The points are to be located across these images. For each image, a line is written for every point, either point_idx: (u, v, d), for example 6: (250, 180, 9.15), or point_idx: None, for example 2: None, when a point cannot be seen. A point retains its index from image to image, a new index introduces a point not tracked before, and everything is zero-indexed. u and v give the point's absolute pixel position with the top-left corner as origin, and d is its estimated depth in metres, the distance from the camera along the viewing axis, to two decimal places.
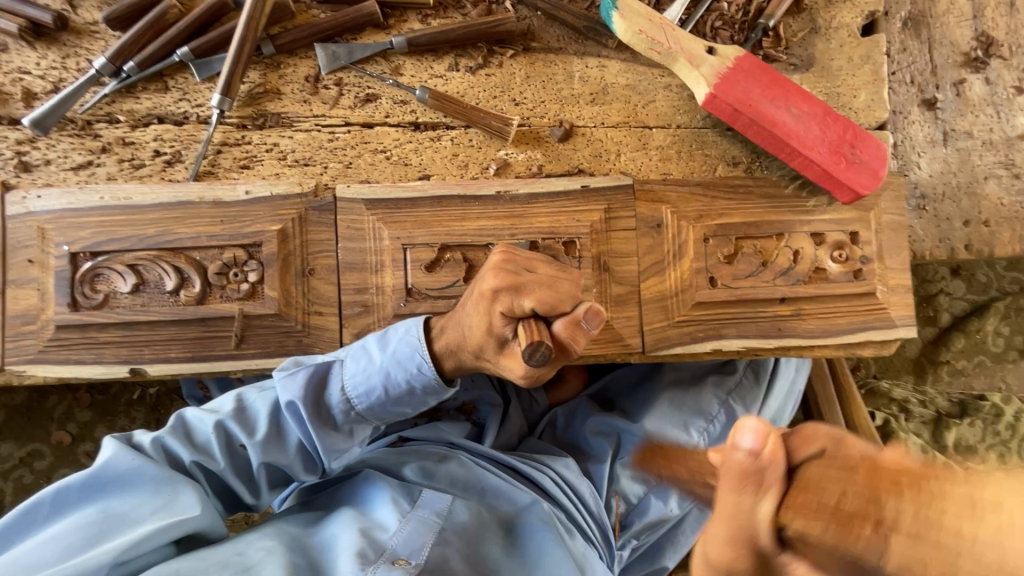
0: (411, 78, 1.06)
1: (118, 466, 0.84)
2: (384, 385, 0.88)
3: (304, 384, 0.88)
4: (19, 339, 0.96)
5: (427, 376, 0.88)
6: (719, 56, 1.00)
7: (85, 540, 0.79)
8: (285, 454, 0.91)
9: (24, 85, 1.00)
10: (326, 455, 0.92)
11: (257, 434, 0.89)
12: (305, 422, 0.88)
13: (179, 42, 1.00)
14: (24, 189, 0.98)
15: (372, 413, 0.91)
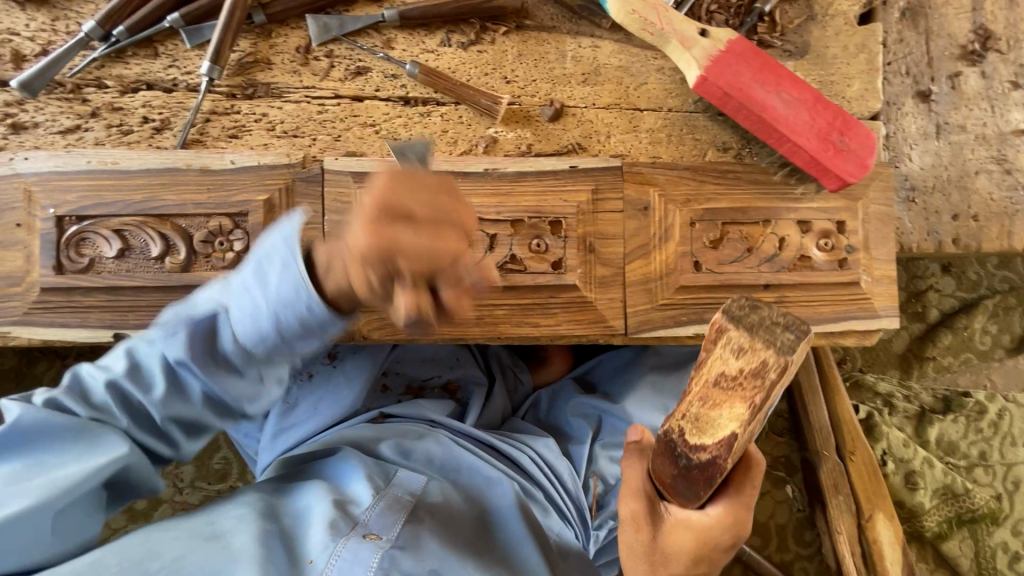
0: (403, 52, 1.06)
1: (29, 422, 0.78)
2: (278, 330, 0.74)
3: (185, 346, 0.76)
4: (4, 300, 0.96)
5: (320, 306, 0.72)
6: (711, 39, 1.00)
7: (6, 497, 0.76)
8: (193, 407, 0.81)
9: (13, 46, 0.99)
10: (233, 400, 0.80)
11: (157, 390, 0.78)
12: (204, 374, 0.77)
13: (169, 8, 1.00)
14: (11, 151, 0.98)
15: (269, 348, 0.76)
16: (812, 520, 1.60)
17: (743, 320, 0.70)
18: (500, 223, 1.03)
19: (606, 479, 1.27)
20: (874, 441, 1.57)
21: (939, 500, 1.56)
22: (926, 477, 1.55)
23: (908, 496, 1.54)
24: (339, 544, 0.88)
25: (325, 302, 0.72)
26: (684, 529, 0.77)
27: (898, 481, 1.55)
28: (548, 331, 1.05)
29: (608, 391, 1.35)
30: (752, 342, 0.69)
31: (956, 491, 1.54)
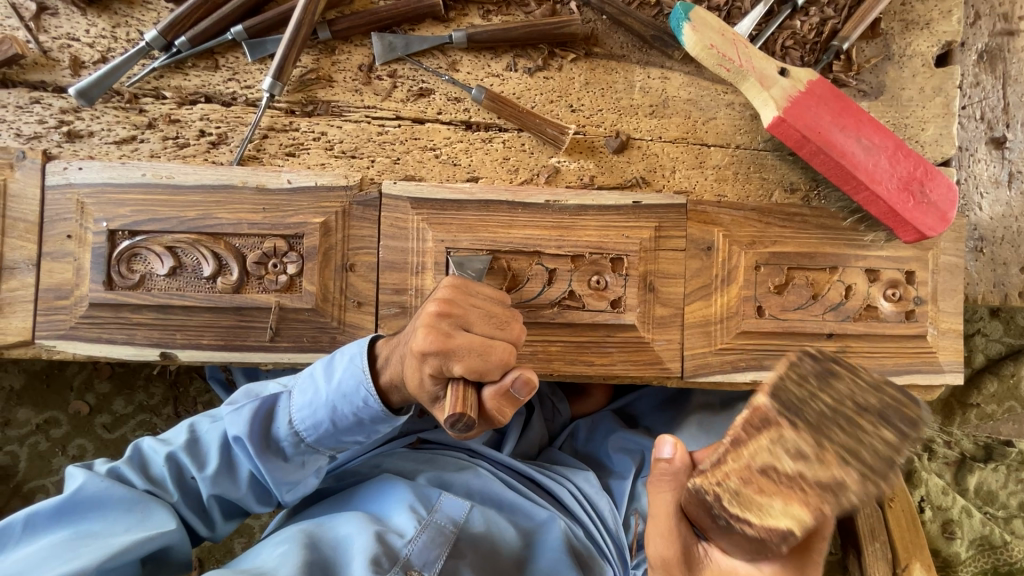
0: (467, 75, 1.03)
1: (92, 489, 0.83)
2: (331, 422, 0.87)
3: (241, 450, 0.88)
4: (51, 313, 0.94)
5: (372, 402, 0.85)
6: (791, 79, 0.96)
7: (60, 555, 0.78)
8: (239, 489, 0.90)
9: (72, 52, 0.97)
10: (279, 488, 0.90)
11: (210, 468, 0.88)
12: (254, 456, 0.87)
13: (232, 21, 0.97)
14: (66, 160, 0.95)
15: (323, 444, 0.89)
16: (844, 563, 1.56)
17: (801, 409, 0.59)
18: (560, 257, 1.00)
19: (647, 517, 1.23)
20: (913, 487, 1.53)
21: (976, 551, 1.52)
22: (963, 527, 1.51)
23: (944, 546, 1.50)
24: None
25: (380, 402, 0.85)
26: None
27: (935, 529, 1.51)
28: (602, 371, 1.02)
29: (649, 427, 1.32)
30: (821, 450, 0.57)
31: (994, 543, 1.50)
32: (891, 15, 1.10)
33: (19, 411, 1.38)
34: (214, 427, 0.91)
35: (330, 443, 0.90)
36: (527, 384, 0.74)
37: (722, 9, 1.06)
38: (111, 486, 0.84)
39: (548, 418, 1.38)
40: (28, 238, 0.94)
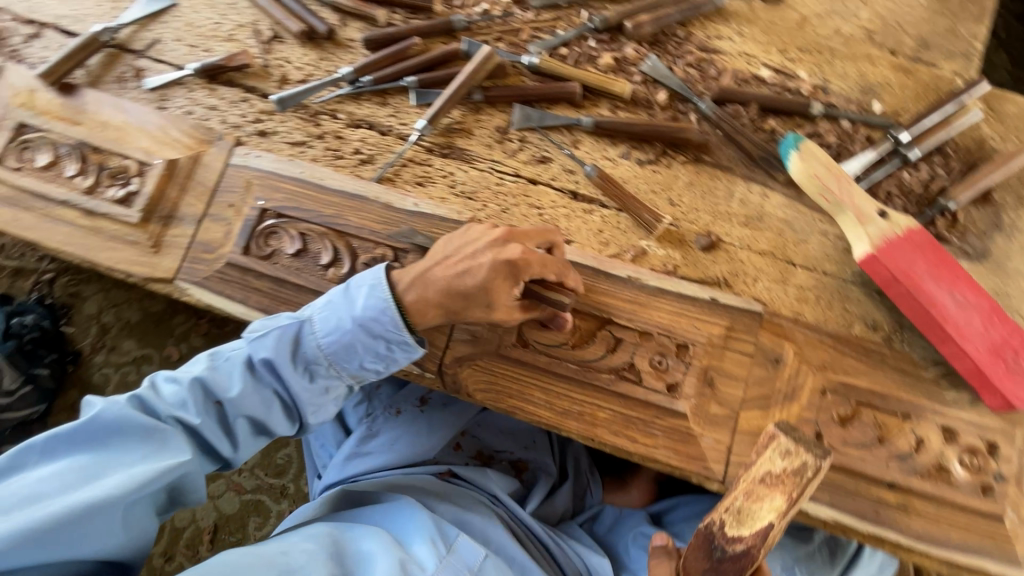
0: (585, 153, 1.16)
1: (111, 416, 0.90)
2: (354, 344, 0.96)
3: (262, 369, 0.96)
4: (195, 262, 1.12)
5: (397, 326, 0.96)
6: (889, 221, 1.00)
7: (79, 478, 0.87)
8: (263, 409, 0.97)
9: (284, 71, 1.22)
10: (303, 407, 0.99)
11: (235, 389, 0.95)
12: (283, 373, 0.96)
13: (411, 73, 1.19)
14: (250, 148, 1.18)
15: (345, 366, 0.98)
16: None
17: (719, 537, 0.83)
18: (628, 330, 1.05)
19: None
20: None
21: None
22: None
23: None
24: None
25: (404, 326, 0.96)
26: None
27: None
28: (643, 451, 1.02)
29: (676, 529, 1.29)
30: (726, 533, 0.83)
31: None
32: (1005, 188, 1.12)
33: (127, 342, 1.60)
34: (235, 350, 0.97)
35: (351, 363, 0.98)
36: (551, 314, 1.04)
37: (833, 147, 1.14)
38: (131, 414, 0.90)
39: (577, 493, 1.38)
40: (200, 199, 1.15)
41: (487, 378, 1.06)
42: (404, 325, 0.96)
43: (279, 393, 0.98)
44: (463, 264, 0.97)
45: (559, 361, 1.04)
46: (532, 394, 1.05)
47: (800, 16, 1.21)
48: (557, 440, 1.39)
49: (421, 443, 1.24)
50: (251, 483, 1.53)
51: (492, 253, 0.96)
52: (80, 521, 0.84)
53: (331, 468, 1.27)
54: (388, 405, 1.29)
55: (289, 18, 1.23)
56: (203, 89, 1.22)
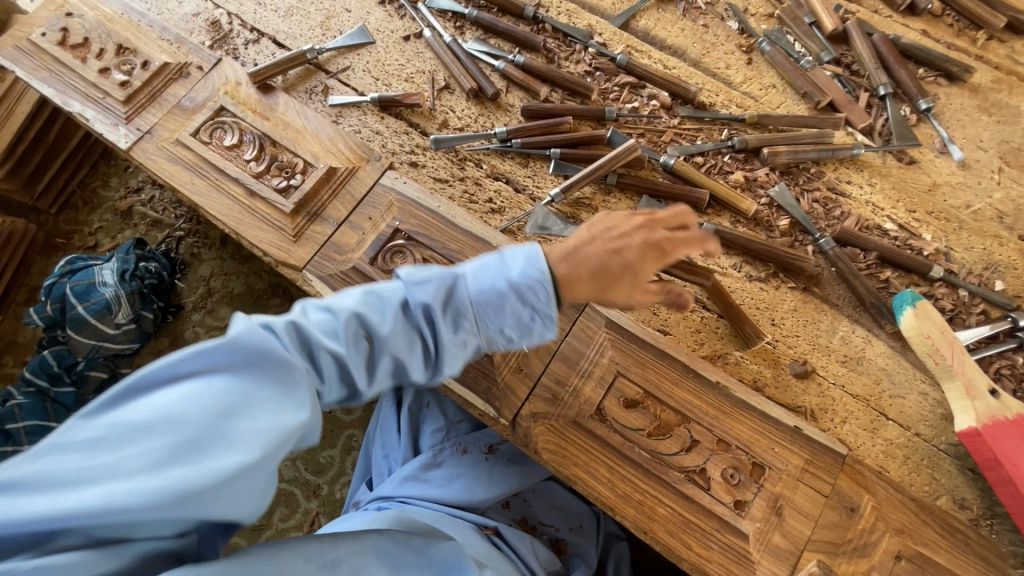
0: (698, 255, 1.22)
1: (252, 344, 0.69)
2: (506, 307, 0.87)
3: (418, 311, 0.83)
4: (325, 259, 1.24)
5: (547, 290, 0.87)
6: (998, 401, 0.99)
7: (208, 415, 0.67)
8: (408, 350, 0.85)
9: (446, 117, 1.38)
10: (442, 353, 0.86)
11: (387, 325, 0.82)
12: (433, 321, 0.84)
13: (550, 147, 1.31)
14: (400, 174, 1.31)
15: (489, 325, 0.87)
16: None
17: None
18: (707, 434, 1.06)
19: None
20: None
21: None
22: None
23: None
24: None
25: (556, 301, 0.87)
26: None
27: None
28: (695, 560, 1.00)
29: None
30: None
31: None
32: None
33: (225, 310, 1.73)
34: (392, 290, 0.84)
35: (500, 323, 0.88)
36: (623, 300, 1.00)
37: (946, 312, 1.16)
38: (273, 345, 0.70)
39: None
40: (346, 206, 1.28)
41: (558, 441, 1.08)
42: (554, 298, 0.88)
43: (423, 338, 0.85)
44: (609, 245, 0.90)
45: (632, 445, 1.06)
46: (599, 470, 1.06)
47: (933, 182, 1.26)
48: (603, 532, 1.36)
49: (475, 489, 1.25)
50: (289, 474, 1.57)
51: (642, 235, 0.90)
52: (205, 487, 0.65)
53: (387, 482, 1.30)
54: (456, 442, 1.32)
55: (466, 76, 1.39)
56: (374, 116, 1.38)
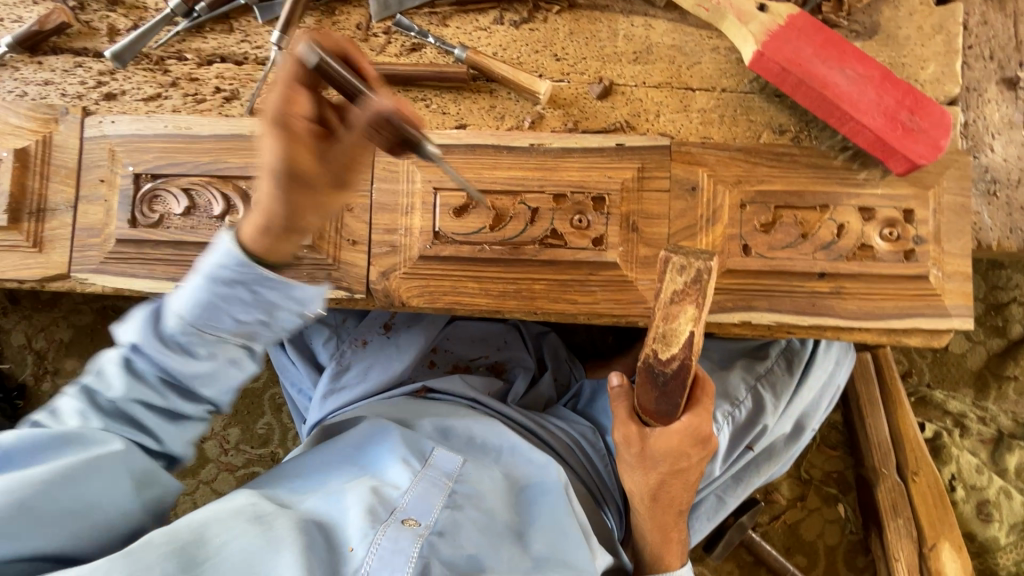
0: (456, 29, 1.09)
1: None
2: (214, 301, 0.79)
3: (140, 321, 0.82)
4: (84, 250, 1.05)
5: (251, 265, 0.78)
6: (771, 14, 0.96)
7: None
8: (158, 395, 0.85)
9: (110, 22, 1.10)
10: (195, 382, 0.85)
11: (132, 341, 0.82)
12: (159, 355, 0.82)
13: (313, 168, 0.77)
14: (101, 115, 1.07)
15: (219, 327, 0.82)
16: (866, 545, 1.47)
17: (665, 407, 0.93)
18: (542, 197, 1.03)
19: None
20: (942, 464, 1.44)
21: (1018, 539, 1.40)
22: (1002, 509, 1.40)
23: (980, 529, 1.40)
24: (378, 532, 0.88)
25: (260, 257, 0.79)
26: (672, 437, 0.98)
27: (968, 510, 1.41)
28: (585, 309, 1.03)
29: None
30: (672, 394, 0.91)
31: None
32: None
33: (67, 362, 1.52)
34: None
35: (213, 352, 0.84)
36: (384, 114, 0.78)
37: None
38: None
39: (561, 380, 1.40)
40: (67, 182, 1.06)
41: (418, 283, 1.04)
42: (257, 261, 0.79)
43: (164, 377, 0.84)
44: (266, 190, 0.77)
45: (483, 246, 1.02)
46: (466, 286, 1.03)
47: None
48: (529, 334, 1.39)
49: (392, 366, 1.25)
50: (240, 459, 1.51)
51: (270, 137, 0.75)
52: None
53: (312, 411, 1.26)
54: (353, 337, 1.28)
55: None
56: (30, 65, 1.10)
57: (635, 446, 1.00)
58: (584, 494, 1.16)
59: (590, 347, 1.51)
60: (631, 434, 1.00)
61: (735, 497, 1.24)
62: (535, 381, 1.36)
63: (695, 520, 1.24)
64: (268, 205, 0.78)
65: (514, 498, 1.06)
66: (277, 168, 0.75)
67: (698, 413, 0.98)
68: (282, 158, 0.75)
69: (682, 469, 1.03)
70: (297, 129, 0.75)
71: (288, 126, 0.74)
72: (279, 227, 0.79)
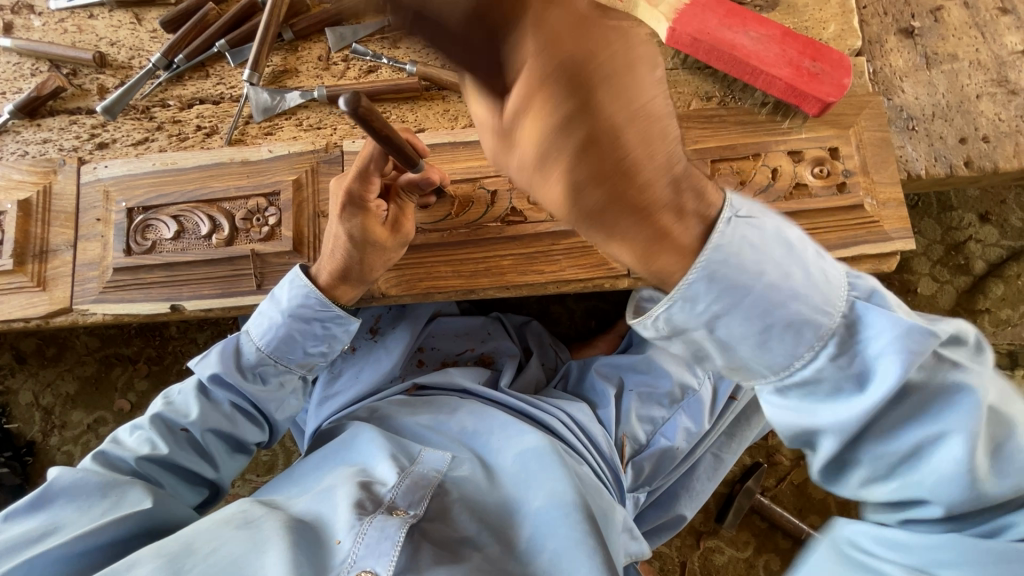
0: (406, 50, 1.22)
1: None
2: (291, 333, 1.01)
3: (220, 354, 1.02)
4: (85, 283, 1.13)
5: (323, 305, 1.01)
6: None
7: None
8: (230, 421, 1.04)
9: (100, 82, 1.24)
10: (265, 404, 1.06)
11: (214, 373, 1.02)
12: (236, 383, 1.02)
13: (386, 237, 1.02)
14: (95, 162, 1.18)
15: (292, 360, 1.04)
16: None
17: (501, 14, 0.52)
18: (499, 180, 1.12)
19: (637, 438, 1.24)
20: None
21: None
22: None
23: None
24: (365, 522, 0.86)
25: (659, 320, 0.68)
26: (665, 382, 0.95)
27: None
28: (553, 278, 1.10)
29: (641, 344, 1.33)
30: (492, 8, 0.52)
31: None
32: None
33: (73, 414, 1.57)
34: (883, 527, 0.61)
35: (283, 382, 1.07)
36: (426, 180, 1.02)
37: None
38: None
39: (548, 365, 1.45)
40: (67, 225, 1.16)
41: (395, 274, 1.11)
42: (331, 301, 1.01)
43: (238, 403, 1.04)
44: (334, 246, 1.01)
45: (451, 232, 1.11)
46: (439, 270, 1.11)
47: None
48: (511, 325, 1.46)
49: (383, 366, 1.30)
50: (247, 489, 1.52)
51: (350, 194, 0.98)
52: None
53: (309, 421, 1.31)
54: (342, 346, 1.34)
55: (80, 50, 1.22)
56: (31, 128, 1.23)
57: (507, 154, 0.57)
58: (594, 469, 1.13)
59: (575, 334, 1.57)
60: (492, 138, 0.58)
61: (731, 453, 1.26)
62: (523, 367, 1.40)
63: (696, 481, 1.26)
64: (343, 264, 1.01)
65: (505, 479, 1.04)
66: (357, 235, 0.99)
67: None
68: (365, 226, 0.99)
69: (590, 110, 0.51)
70: (371, 205, 1.00)
71: (372, 208, 0.99)
72: (349, 279, 1.02)
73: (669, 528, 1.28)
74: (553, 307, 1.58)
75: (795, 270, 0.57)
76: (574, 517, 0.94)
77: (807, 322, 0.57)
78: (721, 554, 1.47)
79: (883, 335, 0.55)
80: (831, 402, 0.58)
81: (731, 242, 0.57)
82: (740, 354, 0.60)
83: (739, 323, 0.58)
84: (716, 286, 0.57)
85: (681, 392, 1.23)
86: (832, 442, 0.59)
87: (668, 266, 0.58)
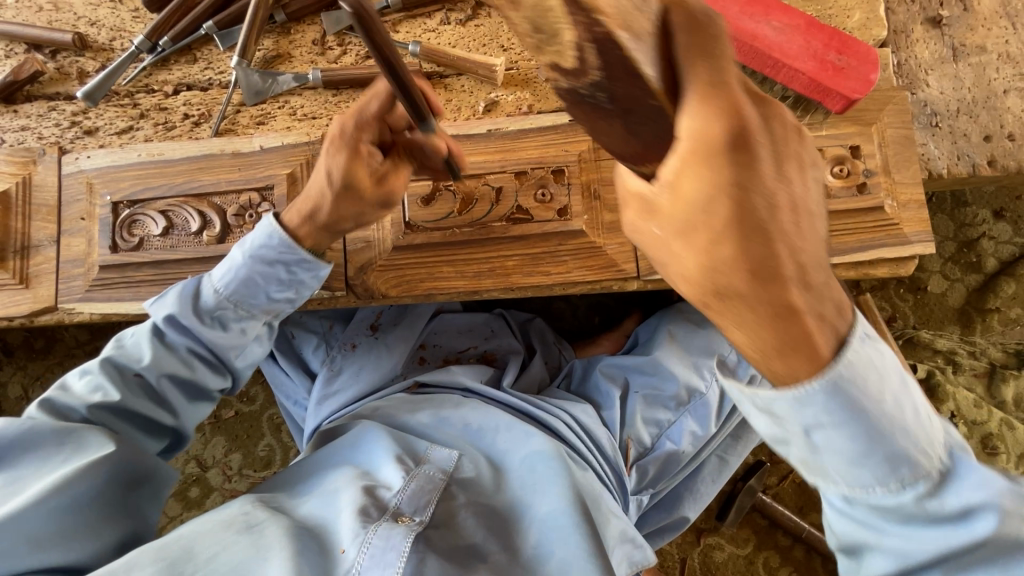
0: (406, 34, 1.16)
1: None
2: (252, 276, 0.97)
3: (178, 297, 0.97)
4: (70, 281, 1.08)
5: (289, 247, 0.96)
6: None
7: None
8: (186, 366, 0.98)
9: (80, 66, 1.17)
10: (225, 353, 1.00)
11: (170, 315, 0.97)
12: (192, 326, 0.96)
13: (368, 187, 0.94)
14: (77, 152, 1.12)
15: (253, 304, 0.99)
16: None
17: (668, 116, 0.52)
18: (504, 177, 1.07)
19: (642, 440, 1.21)
20: (940, 403, 1.41)
21: None
22: (1008, 441, 1.36)
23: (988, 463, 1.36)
24: (369, 531, 0.83)
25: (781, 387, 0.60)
26: None
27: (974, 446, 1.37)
28: (559, 279, 1.06)
29: (648, 343, 1.31)
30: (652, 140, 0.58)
31: None
32: None
33: None
34: None
35: (244, 328, 1.01)
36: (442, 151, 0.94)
37: None
38: None
39: (551, 362, 1.42)
40: (49, 219, 1.10)
41: (395, 274, 1.07)
42: (297, 244, 0.96)
43: (195, 348, 0.98)
44: (312, 190, 0.95)
45: (454, 231, 1.06)
46: (441, 270, 1.07)
47: None
48: (513, 321, 1.42)
49: (382, 364, 1.27)
50: (245, 484, 1.50)
51: (349, 135, 0.91)
52: None
53: (308, 419, 1.28)
54: (341, 344, 1.30)
55: (57, 31, 1.14)
56: (8, 114, 1.16)
57: (643, 228, 0.57)
58: (599, 473, 1.11)
59: (578, 330, 1.54)
60: (637, 209, 0.57)
61: (736, 455, 1.25)
62: (526, 365, 1.37)
63: (700, 483, 1.24)
64: (315, 200, 0.95)
65: (512, 482, 1.02)
66: (336, 175, 0.91)
67: (707, 102, 0.49)
68: (347, 166, 0.91)
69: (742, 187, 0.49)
70: (364, 151, 0.92)
71: (361, 151, 0.92)
72: (317, 221, 0.96)
73: (672, 529, 1.27)
74: (556, 303, 1.55)
75: (900, 410, 0.55)
76: (580, 525, 0.93)
77: (920, 457, 0.55)
78: (721, 551, 1.47)
79: (980, 485, 0.54)
80: (901, 530, 0.56)
81: (852, 365, 0.53)
82: (823, 458, 0.56)
83: (838, 441, 0.55)
84: (836, 400, 0.53)
85: (688, 393, 1.21)
86: (884, 561, 0.58)
87: (786, 373, 0.54)
